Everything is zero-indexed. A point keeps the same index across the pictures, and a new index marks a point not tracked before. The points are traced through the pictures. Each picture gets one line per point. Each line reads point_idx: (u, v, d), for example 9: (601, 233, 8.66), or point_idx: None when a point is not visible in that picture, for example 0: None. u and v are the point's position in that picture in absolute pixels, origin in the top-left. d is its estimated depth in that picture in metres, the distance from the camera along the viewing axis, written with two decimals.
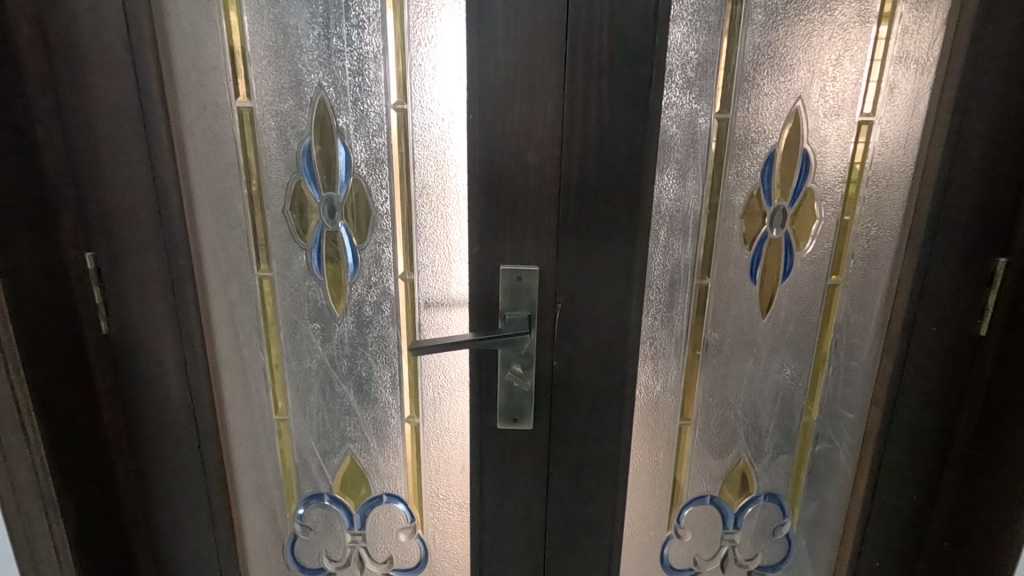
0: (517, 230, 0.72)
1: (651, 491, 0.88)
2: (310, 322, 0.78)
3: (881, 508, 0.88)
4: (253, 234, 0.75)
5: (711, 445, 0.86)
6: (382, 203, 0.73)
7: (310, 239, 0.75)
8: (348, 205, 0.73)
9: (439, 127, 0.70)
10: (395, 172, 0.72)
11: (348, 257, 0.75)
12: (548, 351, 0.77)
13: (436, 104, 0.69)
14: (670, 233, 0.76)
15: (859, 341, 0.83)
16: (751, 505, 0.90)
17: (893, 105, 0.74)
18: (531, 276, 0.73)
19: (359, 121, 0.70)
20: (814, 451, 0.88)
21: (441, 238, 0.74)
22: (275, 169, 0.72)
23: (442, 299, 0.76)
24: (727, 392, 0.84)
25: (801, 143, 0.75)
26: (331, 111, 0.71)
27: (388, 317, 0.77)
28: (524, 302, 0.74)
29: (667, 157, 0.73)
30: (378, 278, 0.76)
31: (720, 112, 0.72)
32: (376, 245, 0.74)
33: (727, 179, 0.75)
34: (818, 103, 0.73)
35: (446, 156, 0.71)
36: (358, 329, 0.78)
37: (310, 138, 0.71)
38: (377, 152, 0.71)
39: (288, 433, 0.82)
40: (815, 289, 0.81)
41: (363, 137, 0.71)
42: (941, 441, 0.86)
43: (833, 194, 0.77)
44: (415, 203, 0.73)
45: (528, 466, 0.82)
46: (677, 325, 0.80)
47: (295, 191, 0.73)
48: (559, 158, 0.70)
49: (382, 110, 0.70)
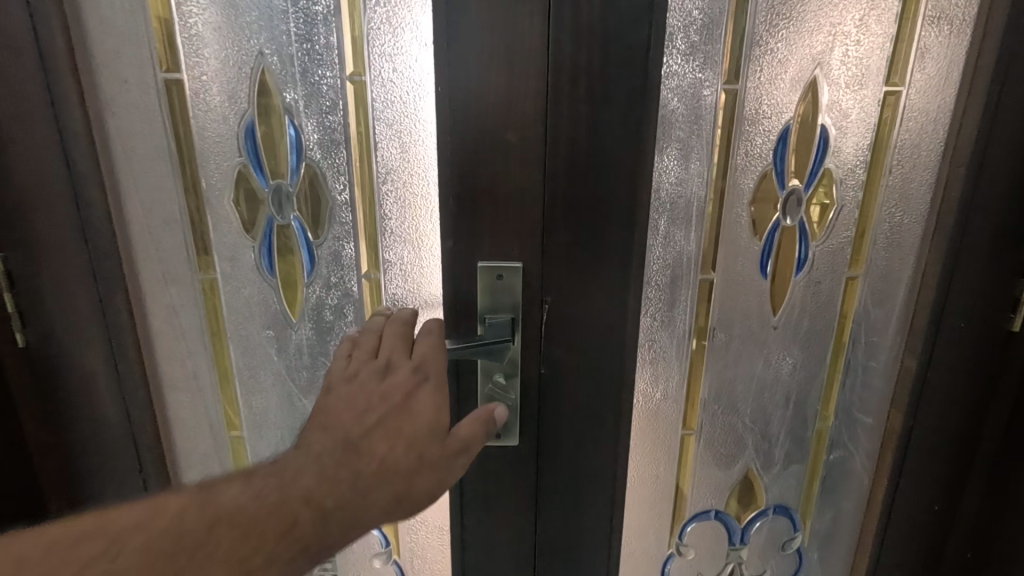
0: (497, 222, 0.63)
1: (651, 508, 0.80)
2: (264, 329, 0.69)
3: (898, 522, 0.80)
4: (193, 231, 0.65)
5: (716, 456, 0.78)
6: (341, 191, 0.63)
7: (259, 235, 0.65)
8: (301, 195, 0.64)
9: (403, 102, 0.60)
10: (355, 156, 0.62)
11: (304, 255, 0.66)
12: (534, 358, 0.68)
13: (398, 74, 0.59)
14: (671, 223, 0.67)
15: (878, 340, 0.76)
16: (760, 520, 0.83)
17: (923, 72, 0.65)
18: (513, 274, 0.64)
19: (311, 96, 0.61)
20: (827, 459, 0.81)
21: (409, 232, 0.64)
22: (214, 153, 0.62)
23: (413, 301, 0.67)
24: (734, 399, 0.76)
25: (818, 118, 0.66)
26: (280, 85, 0.61)
27: (351, 323, 0.68)
28: (506, 304, 0.65)
29: (667, 135, 0.64)
30: (339, 278, 0.66)
31: (728, 83, 0.63)
32: (335, 241, 0.65)
33: (736, 160, 0.66)
34: (838, 71, 0.64)
35: (412, 135, 0.61)
36: (318, 336, 0.68)
37: (253, 117, 0.61)
38: (332, 133, 0.62)
39: (245, 453, 0.74)
40: (832, 283, 0.73)
41: (317, 115, 0.61)
42: (965, 449, 0.76)
43: (852, 176, 0.68)
44: (380, 192, 0.63)
45: (515, 485, 0.74)
46: (679, 325, 0.71)
47: (238, 181, 0.63)
48: (544, 138, 0.60)
49: (336, 83, 0.60)
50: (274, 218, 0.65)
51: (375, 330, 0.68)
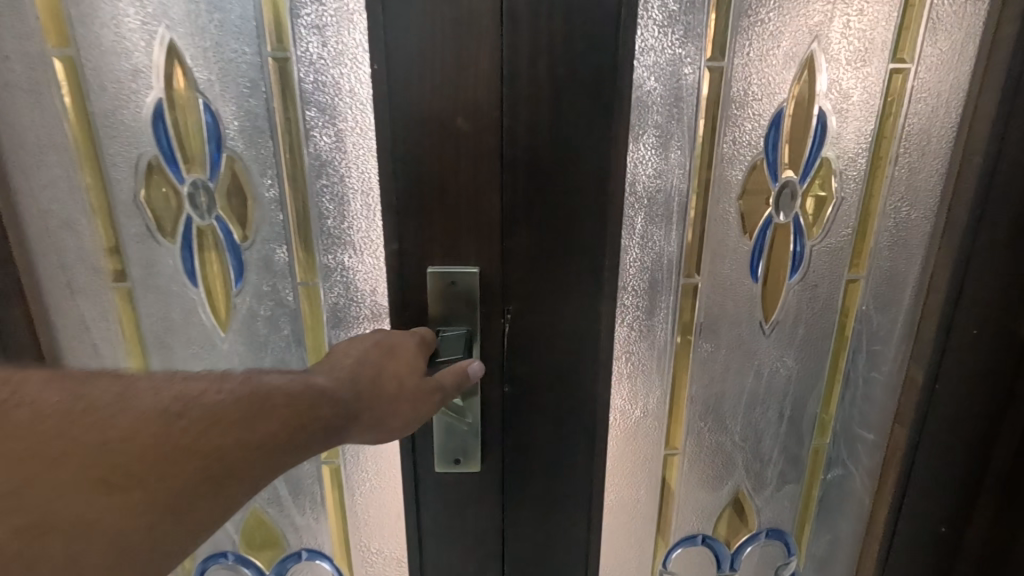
0: (449, 221, 0.55)
1: (632, 533, 0.72)
2: (189, 346, 0.60)
3: (902, 544, 0.73)
4: (98, 234, 0.56)
5: (703, 477, 0.71)
6: (269, 187, 0.55)
7: (177, 239, 0.57)
8: (223, 192, 0.56)
9: (334, 82, 0.52)
10: (284, 146, 0.54)
11: (230, 261, 0.58)
12: (496, 373, 0.61)
13: (329, 50, 0.51)
14: (649, 221, 0.59)
15: (881, 348, 0.68)
16: (751, 544, 0.76)
17: (934, 47, 0.57)
18: (470, 281, 0.56)
19: (229, 76, 0.52)
20: (824, 478, 0.74)
21: (350, 234, 0.56)
22: (116, 141, 0.53)
23: (357, 312, 0.59)
24: (722, 415, 0.69)
25: (816, 100, 0.58)
26: (190, 61, 0.52)
27: (288, 337, 0.60)
28: (462, 314, 0.57)
29: (643, 120, 0.56)
30: (271, 287, 0.58)
31: (712, 59, 0.55)
32: (265, 244, 0.57)
33: (722, 149, 0.58)
34: (838, 47, 0.57)
35: (347, 122, 0.53)
36: (251, 352, 0.61)
37: (159, 100, 0.52)
38: (256, 119, 0.53)
39: None
40: (830, 287, 0.65)
41: (237, 98, 0.53)
42: (974, 464, 0.69)
43: (853, 166, 0.61)
44: (314, 187, 0.55)
45: (479, 514, 0.66)
46: (660, 335, 0.64)
47: (148, 176, 0.55)
48: (499, 123, 0.52)
49: (256, 61, 0.52)
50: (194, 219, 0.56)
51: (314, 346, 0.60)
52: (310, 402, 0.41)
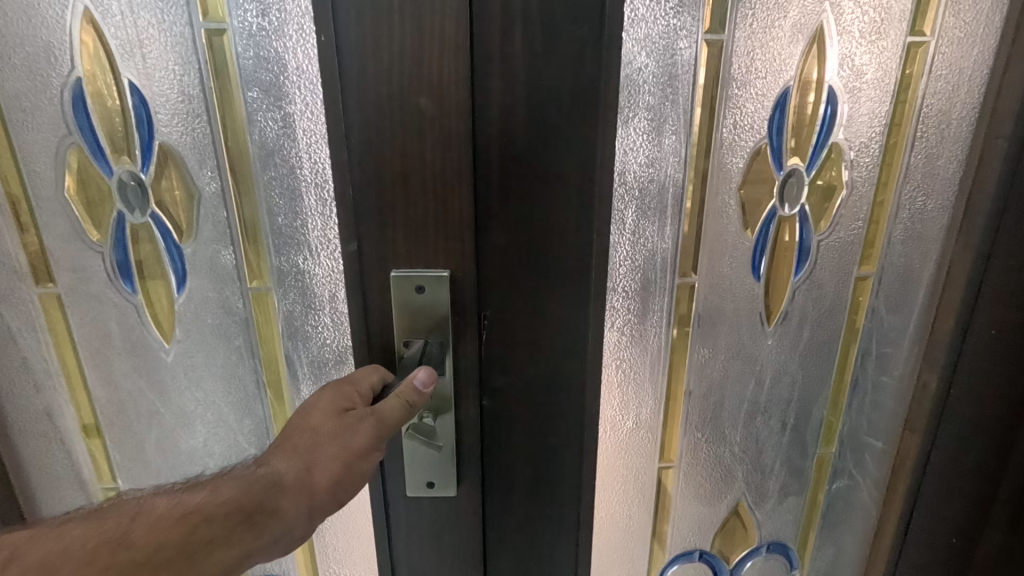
0: (414, 217, 0.48)
1: (624, 551, 0.67)
2: (121, 341, 0.61)
3: (912, 556, 0.69)
4: (19, 233, 0.57)
5: (700, 491, 0.66)
6: (208, 174, 0.54)
7: (109, 236, 0.57)
8: (156, 182, 0.55)
9: (273, 59, 0.50)
10: (223, 130, 0.53)
11: (167, 254, 0.58)
12: (472, 389, 0.54)
13: (264, 24, 0.50)
14: (640, 215, 0.53)
15: (892, 351, 0.63)
16: (751, 558, 0.71)
17: (957, 18, 0.51)
18: (437, 286, 0.50)
19: (161, 58, 0.51)
20: (829, 489, 0.69)
21: (296, 225, 0.55)
22: (39, 129, 0.54)
23: (306, 307, 0.58)
24: (721, 425, 0.63)
25: (825, 78, 0.52)
26: (113, 45, 0.51)
27: (234, 325, 0.60)
28: (430, 325, 0.51)
29: (634, 101, 0.49)
30: (218, 279, 0.58)
31: (711, 32, 0.49)
32: (208, 234, 0.57)
33: (721, 134, 0.52)
34: (850, 18, 0.51)
35: (289, 103, 0.52)
36: (193, 347, 0.61)
37: (82, 84, 0.52)
38: (192, 103, 0.52)
39: (110, 481, 0.67)
40: (838, 285, 0.59)
41: (170, 81, 0.52)
42: (989, 472, 0.64)
43: (866, 152, 0.55)
44: (258, 173, 0.54)
45: (456, 539, 0.60)
46: (653, 340, 0.58)
47: (70, 170, 0.55)
48: (469, 102, 0.46)
49: (192, 38, 0.51)
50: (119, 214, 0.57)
51: (262, 336, 0.60)
52: (202, 495, 0.39)
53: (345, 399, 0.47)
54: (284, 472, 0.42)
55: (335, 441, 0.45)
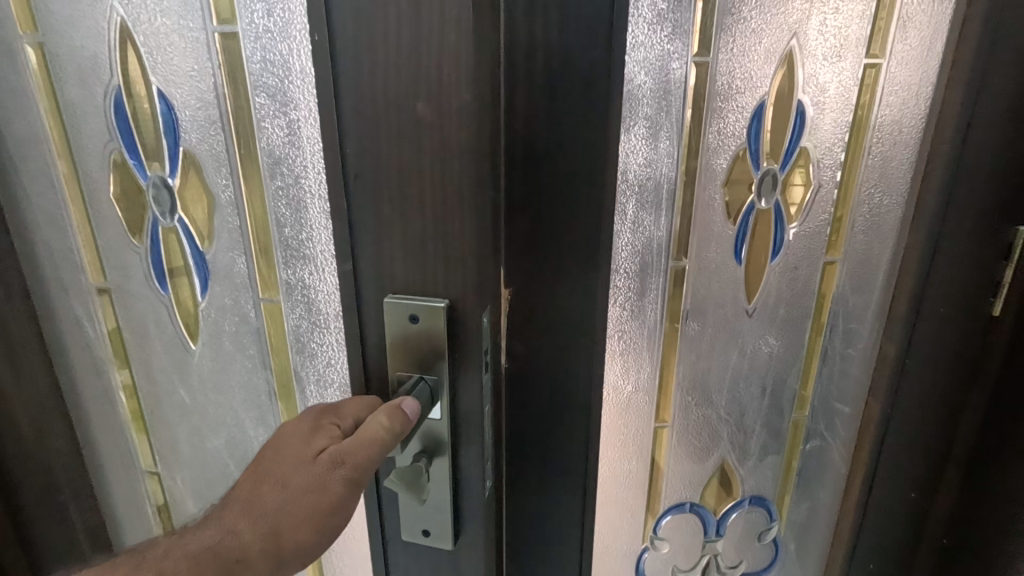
0: (409, 234, 0.53)
1: (624, 502, 0.77)
2: (157, 337, 0.74)
3: (877, 507, 0.79)
4: (82, 242, 0.71)
5: (691, 448, 0.76)
6: (223, 180, 0.64)
7: (145, 240, 0.69)
8: (182, 189, 0.66)
9: (277, 66, 0.58)
10: (234, 137, 0.62)
11: (191, 255, 0.68)
12: (472, 424, 0.58)
13: (267, 40, 0.58)
14: (639, 207, 0.63)
15: (857, 326, 0.72)
16: (735, 511, 0.81)
17: (905, 44, 0.61)
18: (429, 317, 0.54)
19: (184, 71, 0.61)
20: (804, 449, 0.79)
21: (300, 227, 0.64)
22: (90, 134, 0.66)
23: (310, 307, 0.66)
24: (709, 389, 0.73)
25: (795, 94, 0.62)
26: (143, 53, 0.61)
27: (247, 329, 0.70)
28: (425, 355, 0.56)
29: (634, 113, 0.59)
30: (234, 276, 0.68)
31: (698, 55, 0.59)
32: (223, 236, 0.66)
33: (707, 139, 0.62)
34: (816, 43, 0.61)
35: (292, 111, 0.59)
36: (213, 341, 0.72)
37: (119, 93, 0.63)
38: (208, 109, 0.62)
39: (148, 455, 0.81)
40: (809, 267, 0.69)
41: (191, 88, 0.61)
42: (943, 435, 0.74)
43: (830, 155, 0.65)
44: (265, 177, 0.63)
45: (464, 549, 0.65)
46: (650, 315, 0.68)
47: (117, 188, 0.68)
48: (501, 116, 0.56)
49: (209, 51, 0.59)
50: (157, 232, 0.68)
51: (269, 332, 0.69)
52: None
53: (322, 441, 0.50)
54: (248, 544, 0.47)
55: (306, 499, 0.48)
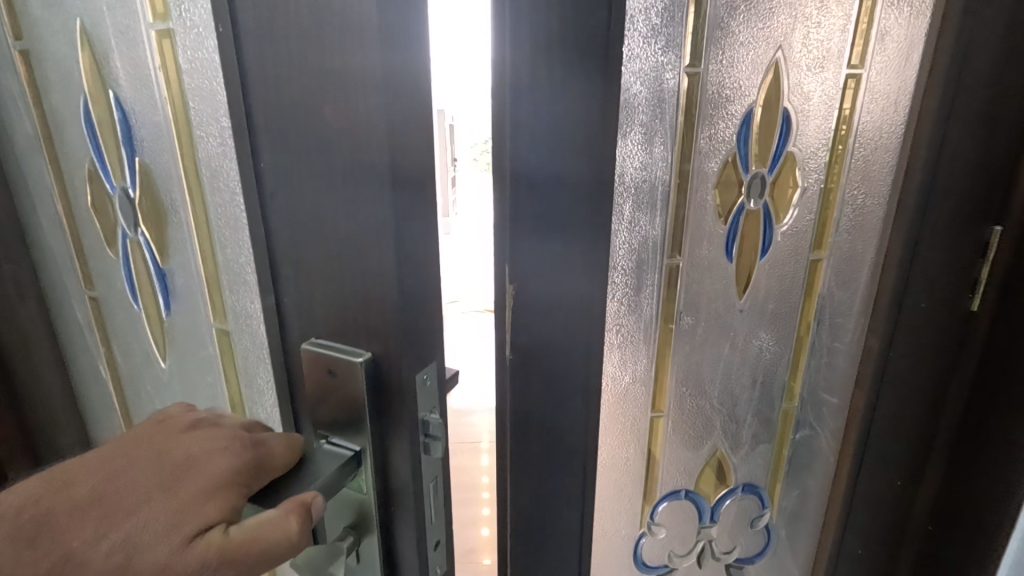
0: (325, 267, 0.43)
1: (622, 488, 0.81)
2: (136, 348, 0.75)
3: (864, 495, 0.81)
4: (76, 249, 0.74)
5: (685, 437, 0.80)
6: (174, 196, 0.59)
7: (117, 251, 0.69)
8: (141, 203, 0.63)
9: (204, 65, 0.49)
10: (179, 148, 0.56)
11: (152, 273, 0.66)
12: (402, 504, 0.47)
13: (196, 38, 0.49)
14: (636, 207, 0.67)
15: (842, 321, 0.77)
16: (729, 498, 0.84)
17: (882, 55, 0.66)
18: (348, 367, 0.43)
19: (133, 78, 0.57)
20: (794, 438, 0.83)
21: (239, 254, 0.56)
22: (74, 144, 0.67)
23: (255, 344, 0.59)
24: (703, 381, 0.77)
25: (781, 101, 0.66)
26: (102, 60, 0.59)
27: (203, 357, 0.66)
28: (347, 419, 0.45)
29: (631, 119, 0.63)
30: (190, 301, 0.64)
31: (690, 66, 0.63)
32: (177, 258, 0.62)
33: (699, 144, 0.66)
34: (801, 54, 0.65)
35: (221, 120, 0.50)
36: (178, 360, 0.70)
37: (88, 104, 0.63)
38: (157, 116, 0.56)
39: None
40: (797, 265, 0.73)
41: (142, 94, 0.57)
42: (925, 426, 0.78)
43: (815, 159, 0.69)
44: (208, 194, 0.56)
45: None
46: (646, 309, 0.72)
47: (94, 201, 0.68)
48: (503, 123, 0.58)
49: (151, 52, 0.53)
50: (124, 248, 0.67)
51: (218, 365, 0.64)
52: None
53: (218, 509, 0.39)
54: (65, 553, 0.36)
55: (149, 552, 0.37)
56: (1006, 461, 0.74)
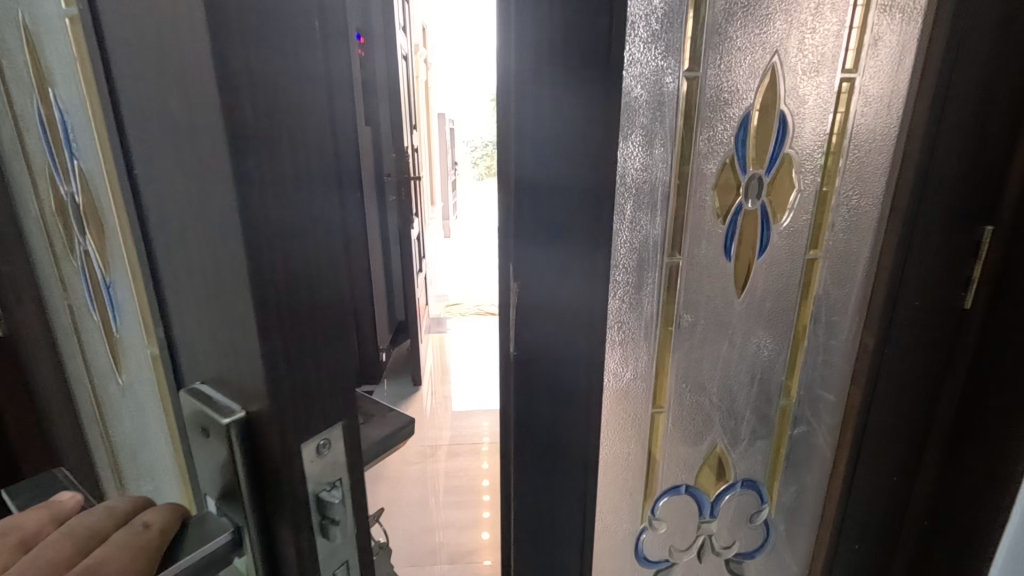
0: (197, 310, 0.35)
1: (624, 483, 0.82)
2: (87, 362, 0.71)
3: (861, 493, 0.82)
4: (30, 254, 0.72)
5: (684, 433, 0.81)
6: (92, 213, 0.51)
7: (65, 261, 0.65)
8: (73, 216, 0.58)
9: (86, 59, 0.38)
10: (87, 159, 0.47)
11: (89, 291, 0.61)
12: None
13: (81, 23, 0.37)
14: (637, 207, 0.69)
15: (838, 319, 0.78)
16: (728, 493, 0.86)
17: (876, 60, 0.68)
18: (217, 428, 0.35)
19: (58, 78, 0.50)
20: (792, 434, 0.85)
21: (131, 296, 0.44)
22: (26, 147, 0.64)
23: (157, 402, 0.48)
24: (702, 377, 0.79)
25: (778, 105, 0.68)
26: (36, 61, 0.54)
27: (132, 395, 0.58)
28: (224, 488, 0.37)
29: (631, 122, 0.65)
30: (115, 330, 0.56)
31: (689, 71, 0.65)
32: (102, 284, 0.55)
33: (698, 146, 0.68)
34: (796, 59, 0.67)
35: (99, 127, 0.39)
36: (114, 385, 0.64)
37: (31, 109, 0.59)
38: (74, 122, 0.48)
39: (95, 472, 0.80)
40: (793, 264, 0.75)
41: (64, 97, 0.49)
42: (921, 424, 0.79)
43: (811, 160, 0.71)
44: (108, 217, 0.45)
45: None
46: (647, 307, 0.74)
47: (44, 212, 0.65)
48: (510, 126, 0.61)
49: (61, 47, 0.45)
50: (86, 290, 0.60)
51: (142, 407, 0.56)
52: None
53: None
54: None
55: None
56: (999, 456, 0.75)
